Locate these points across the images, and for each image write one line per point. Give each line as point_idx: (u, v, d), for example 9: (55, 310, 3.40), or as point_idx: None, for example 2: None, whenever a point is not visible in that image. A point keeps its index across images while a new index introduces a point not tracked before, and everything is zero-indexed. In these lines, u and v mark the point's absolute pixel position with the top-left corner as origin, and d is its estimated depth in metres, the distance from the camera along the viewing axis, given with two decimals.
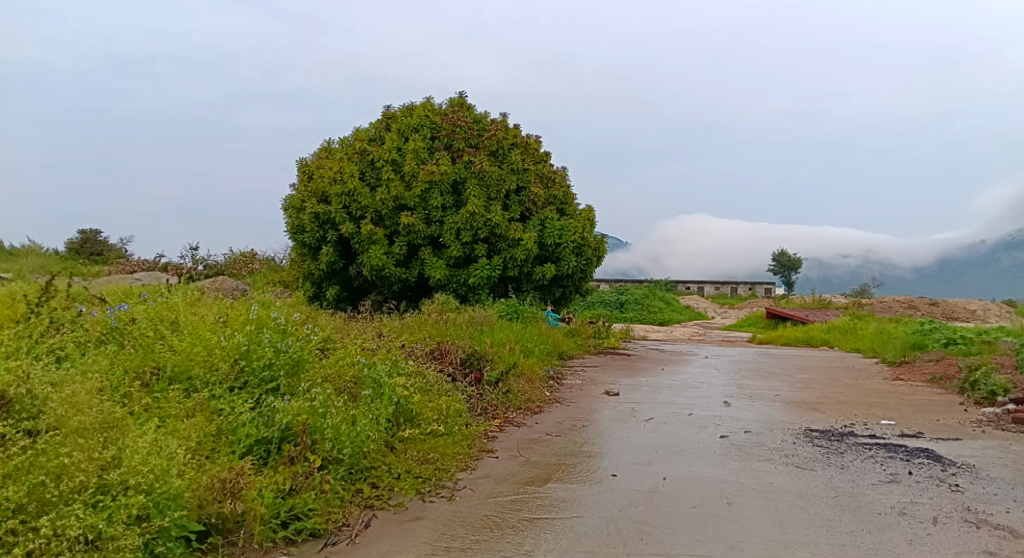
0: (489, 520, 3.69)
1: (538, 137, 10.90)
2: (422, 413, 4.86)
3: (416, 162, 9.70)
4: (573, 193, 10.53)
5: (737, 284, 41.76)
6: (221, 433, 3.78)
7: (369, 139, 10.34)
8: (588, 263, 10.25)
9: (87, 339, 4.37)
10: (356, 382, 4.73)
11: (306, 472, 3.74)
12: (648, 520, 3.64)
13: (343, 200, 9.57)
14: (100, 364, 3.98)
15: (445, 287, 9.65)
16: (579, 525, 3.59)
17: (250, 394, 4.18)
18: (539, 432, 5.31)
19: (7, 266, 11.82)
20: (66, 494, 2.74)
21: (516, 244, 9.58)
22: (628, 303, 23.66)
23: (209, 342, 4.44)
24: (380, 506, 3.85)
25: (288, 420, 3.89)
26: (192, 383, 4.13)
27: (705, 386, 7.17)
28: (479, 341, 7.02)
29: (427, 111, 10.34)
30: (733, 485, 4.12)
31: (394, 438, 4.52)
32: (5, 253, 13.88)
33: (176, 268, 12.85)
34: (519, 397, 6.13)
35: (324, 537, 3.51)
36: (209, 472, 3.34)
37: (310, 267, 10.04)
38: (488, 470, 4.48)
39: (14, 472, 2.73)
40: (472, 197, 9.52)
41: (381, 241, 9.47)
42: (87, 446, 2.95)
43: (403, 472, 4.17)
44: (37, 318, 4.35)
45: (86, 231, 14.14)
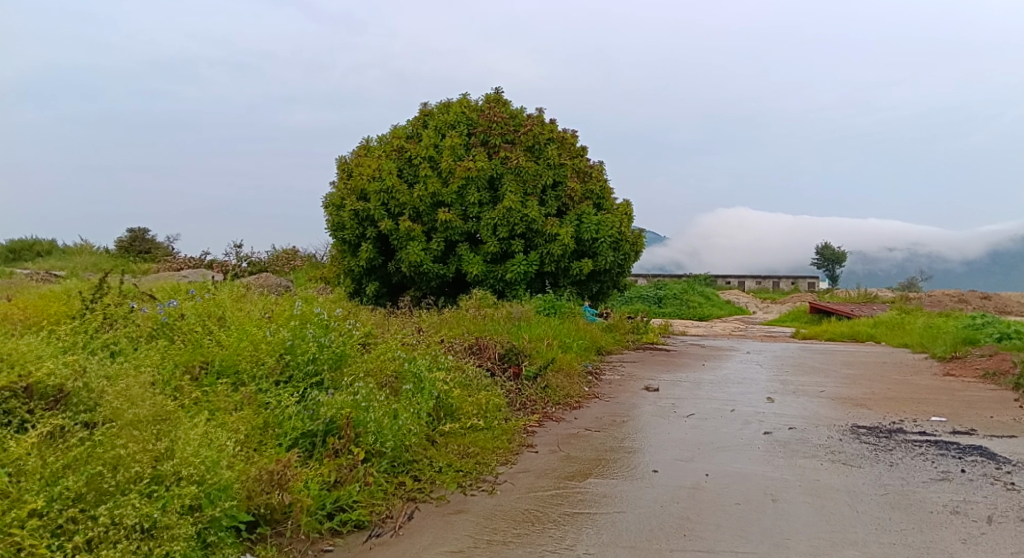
0: (530, 514, 3.71)
1: (575, 132, 10.87)
2: (462, 407, 4.90)
3: (453, 158, 9.73)
4: (610, 187, 10.48)
5: (778, 279, 41.21)
6: (268, 426, 3.86)
7: (407, 136, 10.41)
8: (626, 258, 10.21)
9: (139, 334, 4.46)
10: (397, 377, 4.78)
11: (350, 465, 3.80)
12: (691, 516, 3.62)
13: (382, 197, 9.67)
14: (151, 358, 4.07)
15: (482, 283, 9.70)
16: (621, 521, 3.59)
17: (295, 389, 4.26)
18: (578, 427, 5.31)
19: (61, 264, 12.18)
20: (123, 484, 2.81)
21: (553, 239, 9.58)
22: (666, 298, 23.49)
23: (255, 338, 4.53)
24: (422, 498, 3.90)
25: (332, 414, 3.96)
26: (239, 377, 4.22)
27: (748, 382, 7.10)
28: (518, 337, 7.04)
29: (464, 107, 10.38)
30: (778, 482, 4.08)
31: (434, 431, 4.56)
32: (57, 252, 14.31)
33: (222, 265, 13.13)
34: (558, 392, 6.14)
35: (369, 529, 3.56)
36: (257, 463, 3.41)
37: (349, 264, 10.15)
38: (528, 464, 4.50)
39: (73, 462, 2.81)
40: (509, 192, 9.55)
41: (419, 238, 9.54)
42: (141, 437, 3.03)
43: (444, 466, 4.21)
44: (91, 315, 4.47)
45: (135, 230, 14.51)
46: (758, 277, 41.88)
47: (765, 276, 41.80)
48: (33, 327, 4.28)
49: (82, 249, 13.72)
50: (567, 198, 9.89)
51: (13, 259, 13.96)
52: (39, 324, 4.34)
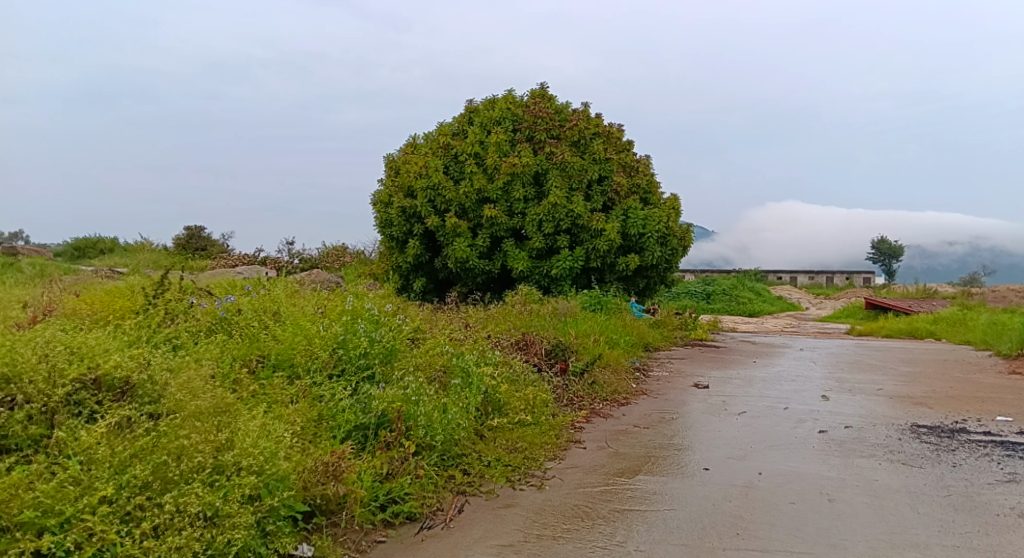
0: (579, 510, 3.71)
1: (621, 126, 10.79)
2: (509, 402, 4.92)
3: (498, 154, 9.74)
4: (657, 181, 10.38)
5: (832, 274, 40.34)
6: (322, 419, 3.93)
7: (453, 133, 10.46)
8: (673, 254, 10.12)
9: (200, 329, 4.58)
10: (445, 371, 4.82)
11: (401, 457, 3.86)
12: (744, 515, 3.58)
13: (428, 193, 9.73)
14: (210, 351, 4.18)
15: (528, 279, 9.72)
16: (671, 518, 3.58)
17: (347, 382, 4.33)
18: (627, 424, 5.28)
19: (122, 261, 12.53)
20: (186, 473, 2.88)
21: (599, 235, 9.54)
22: (715, 294, 23.19)
23: (309, 332, 4.62)
24: (472, 492, 3.93)
25: (384, 407, 4.02)
26: (294, 370, 4.32)
27: (801, 379, 6.98)
28: (565, 333, 7.03)
29: (509, 103, 10.38)
30: (835, 481, 4.01)
31: (483, 426, 4.59)
32: (118, 250, 14.74)
33: (274, 262, 13.37)
34: (606, 389, 6.11)
35: (421, 520, 3.60)
36: (312, 455, 3.48)
37: (397, 260, 10.25)
38: (577, 460, 4.50)
39: (140, 452, 2.89)
40: (555, 188, 9.54)
41: (465, 234, 9.59)
42: (203, 428, 3.11)
43: (492, 460, 4.24)
44: (154, 309, 4.60)
45: (192, 227, 14.87)
46: (811, 273, 41.08)
47: (818, 271, 41.01)
48: (100, 322, 4.43)
49: (142, 247, 14.11)
50: (613, 193, 9.83)
51: (77, 256, 14.42)
52: (105, 319, 4.48)
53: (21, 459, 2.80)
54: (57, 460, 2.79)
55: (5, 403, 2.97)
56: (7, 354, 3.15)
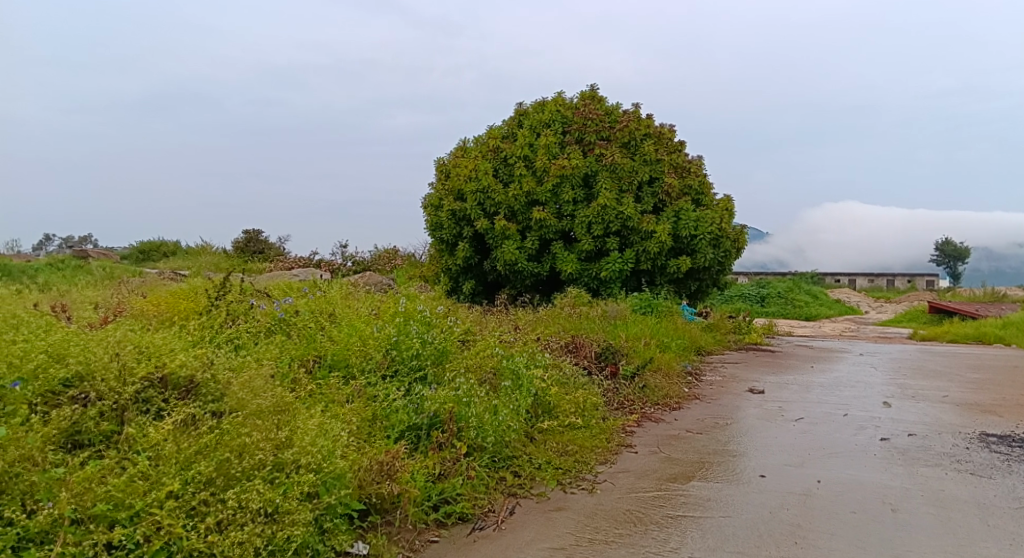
0: (632, 515, 3.70)
1: (672, 127, 10.69)
2: (560, 405, 4.93)
3: (547, 157, 9.75)
4: (710, 182, 10.25)
5: (893, 277, 39.34)
6: (376, 418, 4.00)
7: (502, 136, 10.49)
8: (726, 256, 9.99)
9: (259, 329, 4.70)
10: (496, 373, 4.84)
11: (453, 458, 3.91)
12: (803, 523, 3.53)
13: (478, 196, 9.80)
14: (270, 352, 4.29)
15: (577, 281, 9.71)
16: (727, 525, 3.54)
17: (400, 383, 4.39)
18: (679, 428, 5.24)
19: (183, 263, 12.89)
20: (248, 470, 2.97)
21: (649, 237, 9.47)
22: (770, 297, 22.80)
23: (363, 334, 4.70)
24: (523, 494, 3.94)
25: (436, 408, 4.08)
26: (350, 370, 4.40)
27: (862, 385, 6.83)
28: (615, 335, 7.01)
29: (559, 105, 10.37)
30: (899, 490, 3.92)
31: (534, 428, 4.60)
32: (180, 252, 15.17)
33: (329, 265, 13.61)
34: (657, 392, 6.06)
35: (472, 521, 3.63)
36: (368, 454, 3.55)
37: (447, 263, 10.34)
38: (628, 464, 4.49)
39: (204, 448, 2.98)
40: (604, 189, 9.50)
41: (514, 236, 9.62)
42: (263, 427, 3.20)
43: (544, 463, 4.25)
44: (216, 311, 4.73)
45: (250, 230, 15.23)
46: (870, 276, 40.03)
47: (878, 275, 40.06)
48: (165, 322, 4.58)
49: (204, 250, 14.51)
50: (664, 194, 9.74)
51: (142, 259, 14.90)
52: (170, 319, 4.63)
53: (93, 453, 2.89)
54: (127, 455, 2.87)
55: (78, 400, 3.07)
56: (81, 353, 3.25)
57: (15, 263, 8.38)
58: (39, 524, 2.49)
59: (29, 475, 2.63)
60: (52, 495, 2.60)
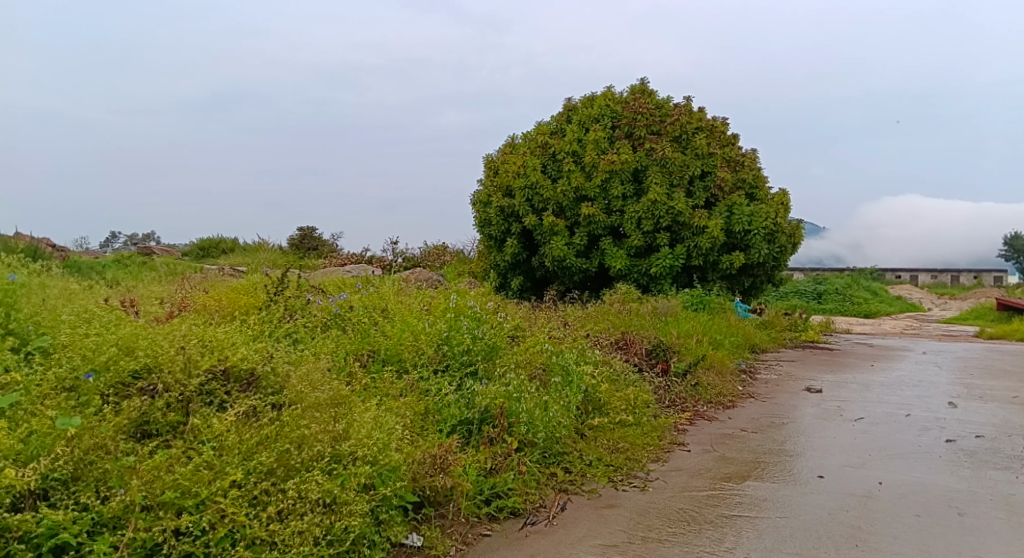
0: (685, 514, 3.67)
1: (725, 120, 10.54)
2: (610, 402, 4.91)
3: (597, 152, 9.70)
4: (764, 175, 10.09)
5: (958, 273, 38.21)
6: (429, 412, 4.05)
7: (551, 131, 10.46)
8: (781, 251, 9.82)
9: (316, 324, 4.80)
10: (546, 368, 4.85)
11: (504, 453, 3.94)
12: (864, 526, 3.47)
13: (526, 192, 9.82)
14: (326, 346, 4.40)
15: (626, 277, 9.65)
16: (785, 526, 3.49)
17: (451, 378, 4.44)
18: (732, 427, 5.18)
19: (241, 260, 13.18)
20: (307, 461, 3.03)
21: (701, 232, 9.37)
22: (827, 293, 22.33)
23: (416, 329, 4.75)
24: (574, 491, 3.95)
25: (487, 403, 4.11)
26: (403, 365, 4.46)
27: (925, 385, 6.65)
28: (666, 332, 6.95)
29: (608, 100, 10.30)
30: (966, 494, 3.81)
31: (584, 425, 4.60)
32: (238, 250, 15.52)
33: (381, 261, 13.79)
34: (710, 390, 5.99)
35: (524, 516, 3.65)
36: (421, 447, 3.61)
37: (495, 259, 10.38)
38: (681, 463, 4.45)
39: (266, 439, 3.05)
40: (654, 184, 9.41)
41: (562, 232, 9.62)
42: (322, 419, 3.27)
43: (594, 460, 4.25)
44: (274, 306, 4.85)
45: (305, 227, 15.51)
46: (935, 273, 38.90)
47: (943, 271, 38.91)
48: (227, 317, 4.70)
49: (260, 247, 14.82)
50: (716, 189, 9.62)
51: (202, 256, 15.29)
52: (230, 314, 4.76)
53: (161, 443, 2.98)
54: (193, 445, 2.95)
55: (146, 392, 3.16)
56: (148, 347, 3.34)
57: (84, 259, 8.69)
58: (113, 510, 2.59)
59: (103, 463, 2.71)
60: (124, 481, 2.68)
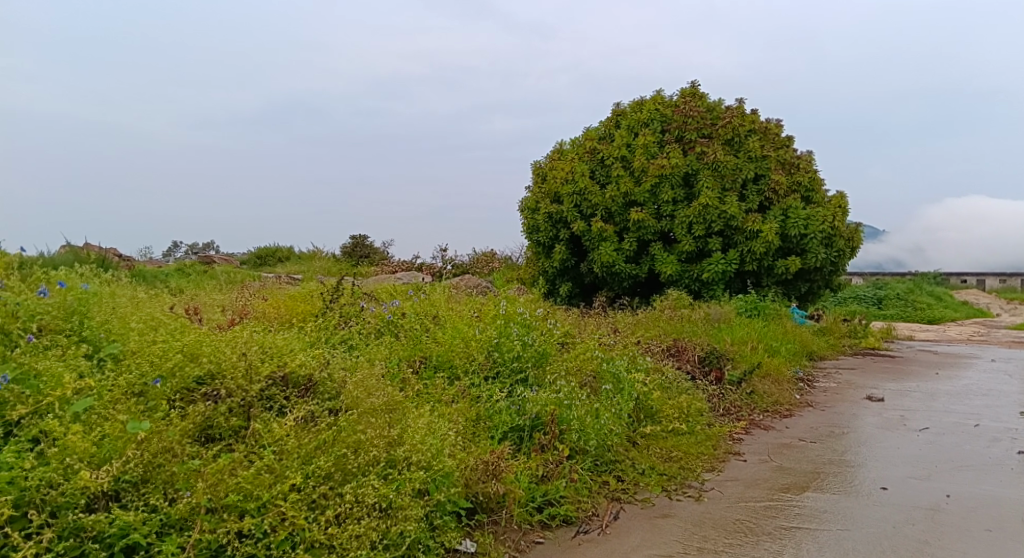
0: (742, 525, 3.62)
1: (779, 122, 10.38)
2: (662, 410, 4.87)
3: (646, 157, 9.64)
4: (821, 178, 9.91)
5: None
6: (480, 419, 4.09)
7: (599, 137, 10.42)
8: (839, 256, 9.64)
9: (369, 331, 4.87)
10: (596, 376, 4.83)
11: (555, 460, 3.94)
12: (931, 540, 3.39)
13: (575, 199, 9.82)
14: (380, 353, 4.47)
15: (677, 283, 9.56)
16: (847, 539, 3.43)
17: (502, 385, 4.46)
18: (790, 437, 5.09)
19: (295, 268, 13.44)
20: (363, 466, 3.08)
21: (754, 237, 9.24)
22: (888, 299, 21.79)
23: (466, 335, 4.79)
24: (627, 499, 3.92)
25: (538, 410, 4.14)
26: (454, 371, 4.50)
27: (994, 394, 6.44)
28: (720, 339, 6.87)
29: (658, 103, 10.21)
30: None
31: (636, 433, 4.58)
32: (293, 258, 15.81)
33: (431, 268, 13.90)
34: (766, 398, 5.89)
35: (577, 524, 3.64)
36: (474, 453, 3.64)
37: (544, 265, 10.39)
38: (737, 472, 4.38)
39: (323, 444, 3.11)
40: (706, 189, 9.31)
41: (611, 238, 9.58)
42: (377, 425, 3.32)
43: (647, 468, 4.21)
44: (329, 314, 4.94)
45: (356, 236, 15.74)
46: (1002, 277, 37.63)
47: (1011, 275, 37.60)
48: (285, 324, 4.80)
49: (313, 255, 15.08)
50: (771, 192, 9.48)
51: (258, 264, 15.62)
52: (289, 321, 4.87)
53: (224, 447, 3.06)
54: (255, 449, 3.02)
55: (210, 397, 3.26)
56: (212, 353, 3.45)
57: (147, 268, 8.96)
58: (180, 512, 2.67)
59: (170, 466, 2.80)
60: (190, 485, 2.77)
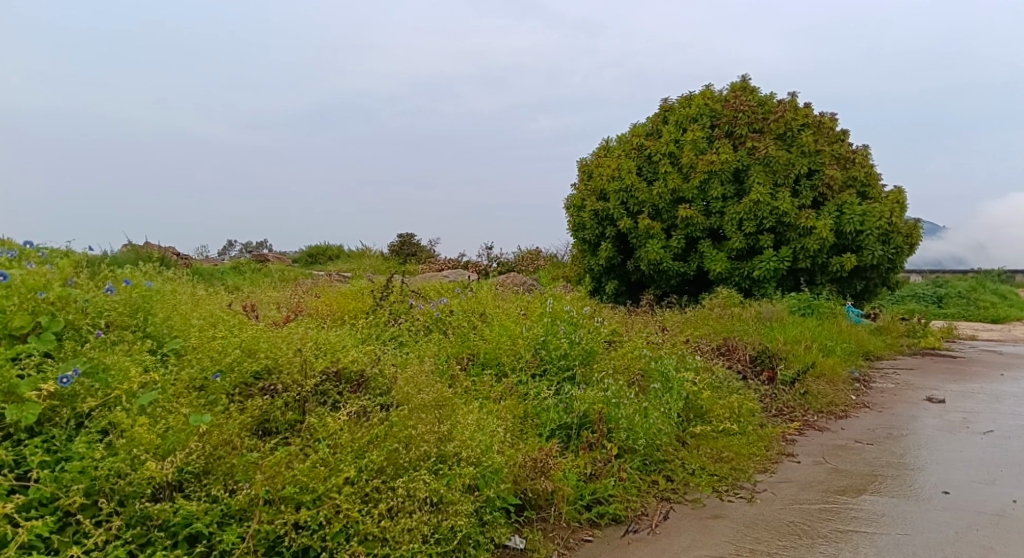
0: (797, 527, 3.57)
1: (834, 115, 10.17)
2: (712, 409, 4.82)
3: (694, 153, 9.54)
4: (877, 173, 9.68)
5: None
6: (528, 416, 4.11)
7: (646, 133, 10.33)
8: (897, 253, 9.40)
9: (418, 328, 4.93)
10: (644, 375, 4.80)
11: (603, 459, 3.94)
12: (997, 547, 3.31)
13: (621, 196, 9.77)
14: (429, 349, 4.52)
15: (727, 281, 9.45)
16: (906, 543, 3.36)
17: (550, 382, 4.47)
18: (846, 439, 4.99)
19: (345, 266, 13.62)
20: (414, 461, 3.12)
21: (808, 233, 9.08)
22: (948, 298, 21.20)
23: (514, 333, 4.81)
24: (677, 499, 3.89)
25: (585, 408, 4.14)
26: (501, 369, 4.53)
27: None
28: (772, 338, 6.77)
29: (707, 98, 10.07)
30: None
31: (685, 433, 4.54)
32: (342, 256, 16.02)
33: (477, 266, 13.96)
34: (820, 399, 5.77)
35: (626, 523, 3.63)
36: (523, 450, 3.66)
37: (589, 263, 10.34)
38: (790, 475, 4.31)
39: (376, 438, 3.16)
40: (757, 184, 9.17)
41: (658, 236, 9.52)
42: (428, 420, 3.35)
43: (697, 469, 4.17)
44: (379, 312, 5.01)
45: (403, 235, 15.89)
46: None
47: None
48: (337, 321, 4.89)
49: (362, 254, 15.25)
50: (825, 187, 9.29)
51: (309, 262, 15.87)
52: (341, 318, 4.95)
53: (281, 440, 3.12)
54: (310, 442, 3.08)
55: (267, 391, 3.34)
56: (269, 349, 3.54)
57: (203, 266, 9.15)
58: (239, 503, 2.73)
59: (230, 458, 2.87)
60: (249, 477, 2.83)
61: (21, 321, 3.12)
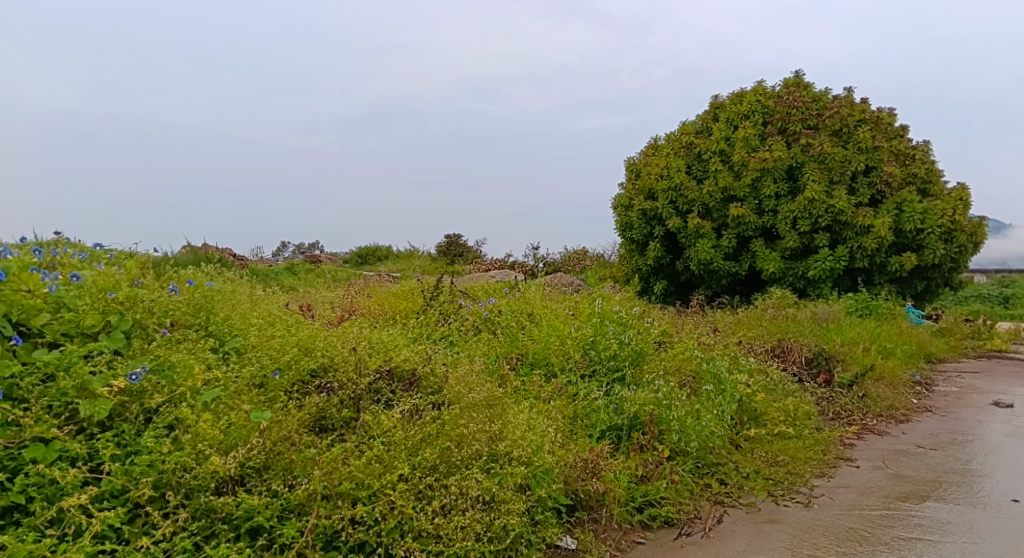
0: (857, 533, 3.50)
1: (891, 110, 9.92)
2: (767, 412, 4.75)
3: (746, 150, 9.41)
4: (938, 169, 9.41)
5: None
6: (578, 417, 4.10)
7: (696, 131, 10.21)
8: (959, 252, 9.13)
9: (467, 328, 4.95)
10: (696, 376, 4.74)
11: (655, 461, 3.90)
12: None
13: (670, 195, 9.68)
14: (479, 349, 4.54)
15: (781, 281, 9.29)
16: (973, 553, 3.26)
17: (600, 383, 4.45)
18: (907, 443, 4.86)
19: (395, 267, 13.74)
20: (466, 459, 3.14)
21: (865, 232, 8.87)
22: (1015, 299, 20.53)
23: (562, 334, 4.81)
24: (731, 503, 3.84)
25: (636, 409, 4.11)
26: (550, 369, 4.54)
27: None
28: (828, 340, 6.64)
29: (759, 95, 9.91)
30: None
31: (739, 435, 4.47)
32: (391, 257, 16.18)
33: (523, 267, 13.96)
34: (879, 402, 5.63)
35: (679, 526, 3.59)
36: (574, 451, 3.66)
37: (638, 262, 10.27)
38: (849, 480, 4.22)
39: (429, 436, 3.19)
40: (812, 182, 8.99)
41: (708, 235, 9.40)
42: (479, 419, 3.36)
43: (752, 472, 4.11)
44: (429, 312, 5.05)
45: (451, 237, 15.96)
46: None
47: None
48: (389, 321, 4.95)
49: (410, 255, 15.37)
50: (883, 184, 9.07)
51: (358, 263, 16.05)
52: (392, 318, 5.00)
53: (337, 437, 3.18)
54: (365, 440, 3.13)
55: (323, 389, 3.40)
56: (325, 348, 3.61)
57: (257, 267, 9.33)
58: (298, 497, 2.79)
59: (289, 454, 2.92)
60: (307, 472, 2.89)
61: (92, 320, 3.23)
